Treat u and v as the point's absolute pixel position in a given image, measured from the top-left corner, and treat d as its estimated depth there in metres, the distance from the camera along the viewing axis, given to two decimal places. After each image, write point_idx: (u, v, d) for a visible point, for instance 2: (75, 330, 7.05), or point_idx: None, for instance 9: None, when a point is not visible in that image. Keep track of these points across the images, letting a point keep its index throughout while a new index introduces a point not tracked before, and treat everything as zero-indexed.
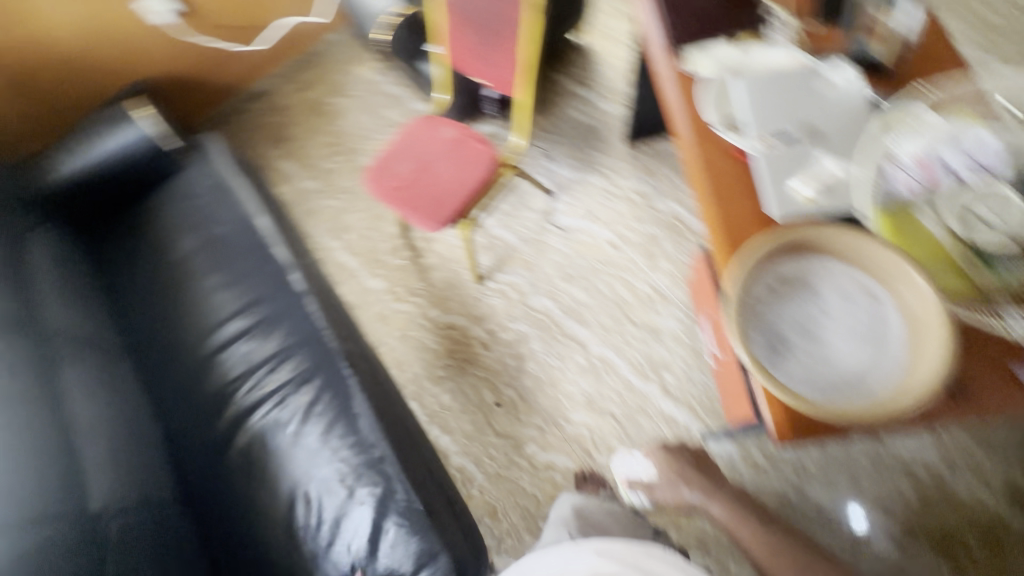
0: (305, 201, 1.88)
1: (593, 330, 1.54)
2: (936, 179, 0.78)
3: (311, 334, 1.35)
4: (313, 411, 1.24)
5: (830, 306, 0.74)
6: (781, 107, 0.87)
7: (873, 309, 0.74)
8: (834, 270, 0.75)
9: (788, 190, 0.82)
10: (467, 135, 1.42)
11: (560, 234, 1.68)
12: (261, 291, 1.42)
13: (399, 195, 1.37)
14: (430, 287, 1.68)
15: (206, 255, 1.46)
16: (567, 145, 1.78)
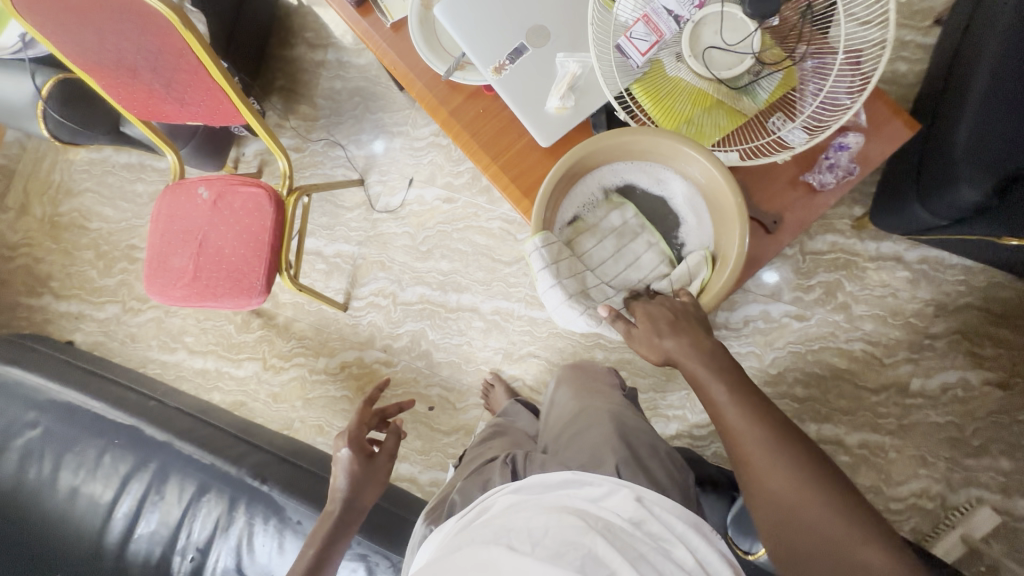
0: (116, 330, 1.60)
1: (473, 290, 1.48)
2: (662, 31, 0.72)
3: (198, 473, 1.19)
4: (250, 539, 1.15)
5: (613, 218, 0.77)
6: (491, 23, 0.77)
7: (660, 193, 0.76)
8: (608, 181, 0.76)
9: (541, 112, 0.76)
10: (226, 185, 1.19)
11: (391, 215, 1.54)
12: (111, 462, 1.20)
13: (196, 288, 1.17)
14: (303, 341, 1.53)
15: (18, 464, 1.21)
16: (346, 121, 1.57)
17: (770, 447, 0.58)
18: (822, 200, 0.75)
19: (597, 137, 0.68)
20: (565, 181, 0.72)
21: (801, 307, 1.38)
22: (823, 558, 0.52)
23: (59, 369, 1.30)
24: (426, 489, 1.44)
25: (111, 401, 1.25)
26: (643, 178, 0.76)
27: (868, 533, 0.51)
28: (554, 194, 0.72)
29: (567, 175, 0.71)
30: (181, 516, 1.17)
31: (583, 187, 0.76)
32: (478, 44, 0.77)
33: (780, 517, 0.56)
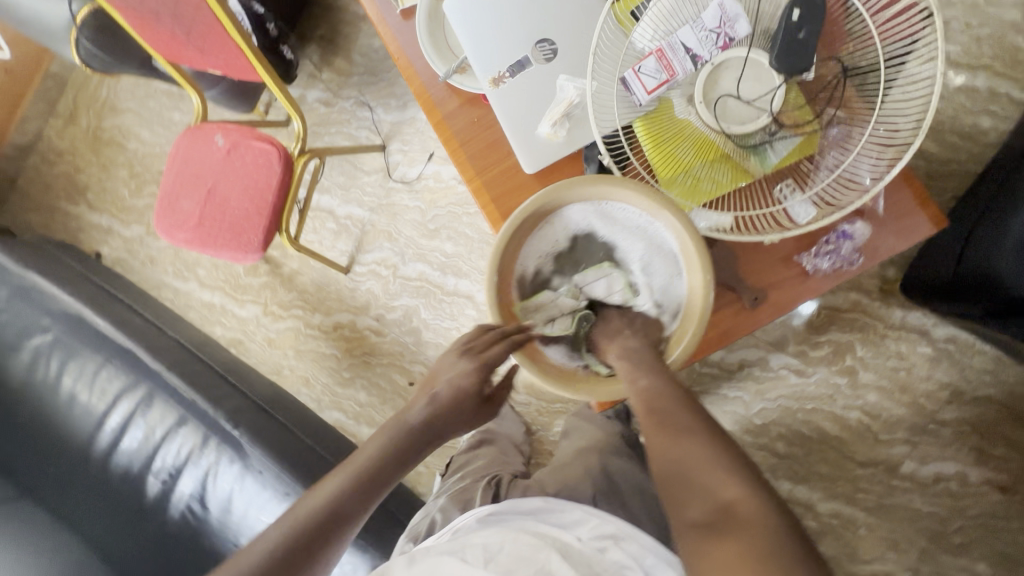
0: (138, 251, 1.68)
1: (471, 278, 1.47)
2: (675, 70, 0.65)
3: (182, 402, 1.27)
4: (217, 471, 1.22)
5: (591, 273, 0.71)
6: (496, 27, 0.71)
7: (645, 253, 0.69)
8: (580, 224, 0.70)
9: (531, 134, 0.72)
10: (241, 136, 1.20)
11: (406, 187, 1.52)
12: (109, 376, 1.30)
13: (200, 233, 1.21)
14: (304, 295, 1.58)
15: (32, 362, 1.32)
16: (377, 82, 1.54)
17: (662, 413, 0.60)
18: (812, 284, 0.72)
19: (566, 184, 0.65)
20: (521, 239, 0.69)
21: (804, 362, 1.30)
22: (698, 501, 0.54)
23: (75, 282, 1.38)
24: None
25: (116, 322, 1.33)
26: (610, 220, 0.69)
27: (742, 475, 0.54)
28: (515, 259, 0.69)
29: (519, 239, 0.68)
30: (160, 439, 1.26)
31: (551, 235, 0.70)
32: (478, 49, 0.72)
33: (667, 471, 0.58)
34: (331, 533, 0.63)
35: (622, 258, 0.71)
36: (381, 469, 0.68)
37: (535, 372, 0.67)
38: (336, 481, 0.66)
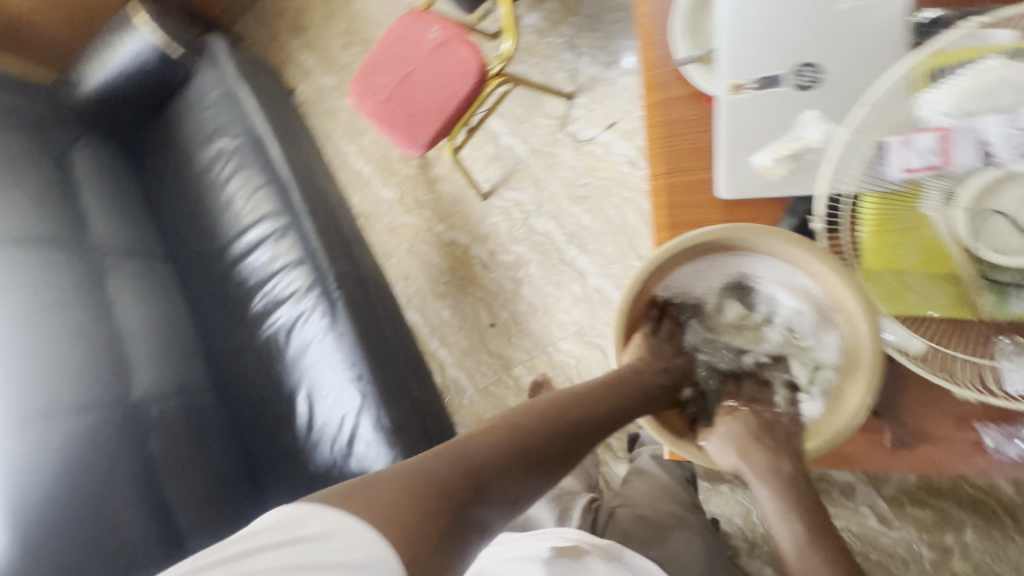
0: (323, 100, 1.83)
1: (592, 257, 1.45)
2: (953, 160, 0.55)
3: (308, 247, 1.40)
4: (310, 319, 1.36)
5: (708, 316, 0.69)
6: (768, 31, 0.63)
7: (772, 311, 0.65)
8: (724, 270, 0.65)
9: (745, 159, 0.65)
10: (455, 36, 1.23)
11: (572, 144, 1.49)
12: (264, 198, 1.46)
13: (383, 111, 1.28)
14: (437, 202, 1.64)
15: (215, 158, 1.52)
16: (595, 31, 1.49)
17: (804, 525, 0.57)
18: (973, 460, 0.61)
19: (757, 228, 0.59)
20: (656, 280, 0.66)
21: (893, 511, 1.14)
22: None
23: (269, 106, 1.53)
24: (446, 380, 1.56)
25: (285, 156, 1.47)
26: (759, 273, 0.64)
27: None
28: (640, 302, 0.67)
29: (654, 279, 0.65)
30: (280, 268, 1.42)
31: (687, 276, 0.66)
32: (735, 46, 0.64)
33: None
34: (545, 466, 0.63)
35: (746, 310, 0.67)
36: (590, 420, 0.66)
37: (648, 424, 0.65)
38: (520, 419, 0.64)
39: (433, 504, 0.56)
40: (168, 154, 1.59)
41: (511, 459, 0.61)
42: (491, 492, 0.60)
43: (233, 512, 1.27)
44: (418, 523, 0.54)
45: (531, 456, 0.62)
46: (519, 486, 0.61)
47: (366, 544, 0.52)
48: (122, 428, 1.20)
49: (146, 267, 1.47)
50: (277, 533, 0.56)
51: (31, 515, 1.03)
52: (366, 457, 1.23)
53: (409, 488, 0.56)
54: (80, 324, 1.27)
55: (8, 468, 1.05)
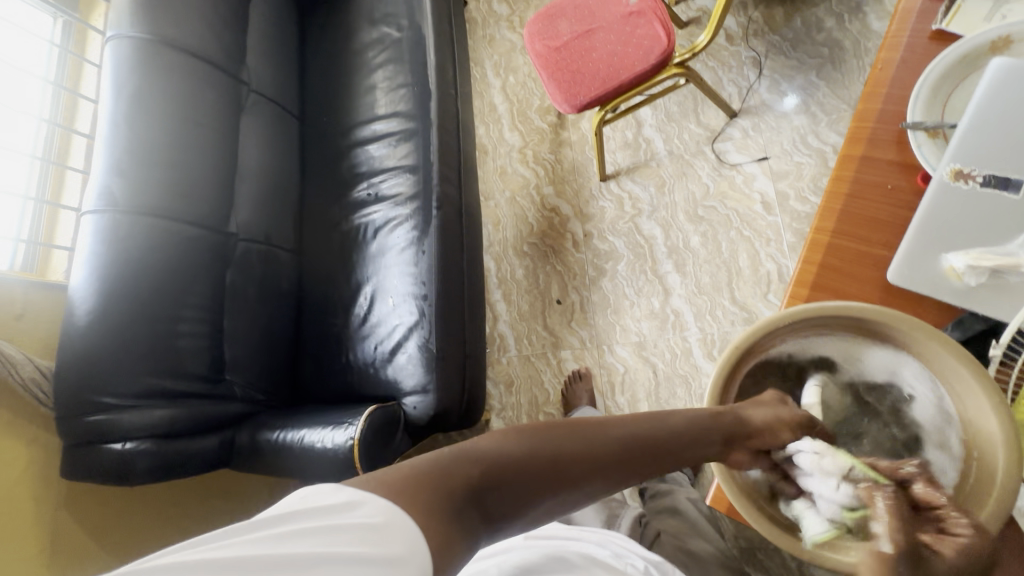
0: (488, 25, 1.81)
1: (684, 280, 1.40)
2: None
3: (423, 157, 1.41)
4: (400, 224, 1.39)
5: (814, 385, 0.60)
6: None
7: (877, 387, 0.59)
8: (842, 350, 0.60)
9: (932, 252, 0.59)
10: (652, 10, 1.17)
11: (713, 163, 1.42)
12: (403, 95, 1.48)
13: (550, 57, 1.24)
14: (556, 165, 1.62)
15: (375, 41, 1.55)
16: (788, 59, 1.39)
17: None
18: None
19: (915, 323, 0.53)
20: (762, 346, 0.60)
21: None
22: None
23: (442, 11, 1.52)
24: (493, 333, 1.58)
25: (438, 64, 1.46)
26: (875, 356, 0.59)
27: None
28: (742, 369, 0.60)
29: (764, 343, 0.59)
30: (393, 167, 1.45)
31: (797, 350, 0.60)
32: (980, 130, 0.57)
33: None
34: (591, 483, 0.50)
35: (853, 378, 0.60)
36: (649, 449, 0.53)
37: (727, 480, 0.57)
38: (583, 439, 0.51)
39: (449, 495, 0.45)
40: (335, 20, 1.64)
41: (544, 463, 0.49)
42: (514, 495, 0.48)
43: (270, 365, 1.36)
44: (434, 513, 0.43)
45: (571, 471, 0.50)
46: (544, 495, 0.49)
47: (388, 523, 0.42)
48: (212, 251, 1.29)
49: (277, 117, 1.53)
50: (302, 502, 0.44)
51: (119, 291, 1.14)
52: (400, 370, 1.28)
53: (424, 477, 0.45)
54: (208, 145, 1.34)
55: (112, 246, 1.15)
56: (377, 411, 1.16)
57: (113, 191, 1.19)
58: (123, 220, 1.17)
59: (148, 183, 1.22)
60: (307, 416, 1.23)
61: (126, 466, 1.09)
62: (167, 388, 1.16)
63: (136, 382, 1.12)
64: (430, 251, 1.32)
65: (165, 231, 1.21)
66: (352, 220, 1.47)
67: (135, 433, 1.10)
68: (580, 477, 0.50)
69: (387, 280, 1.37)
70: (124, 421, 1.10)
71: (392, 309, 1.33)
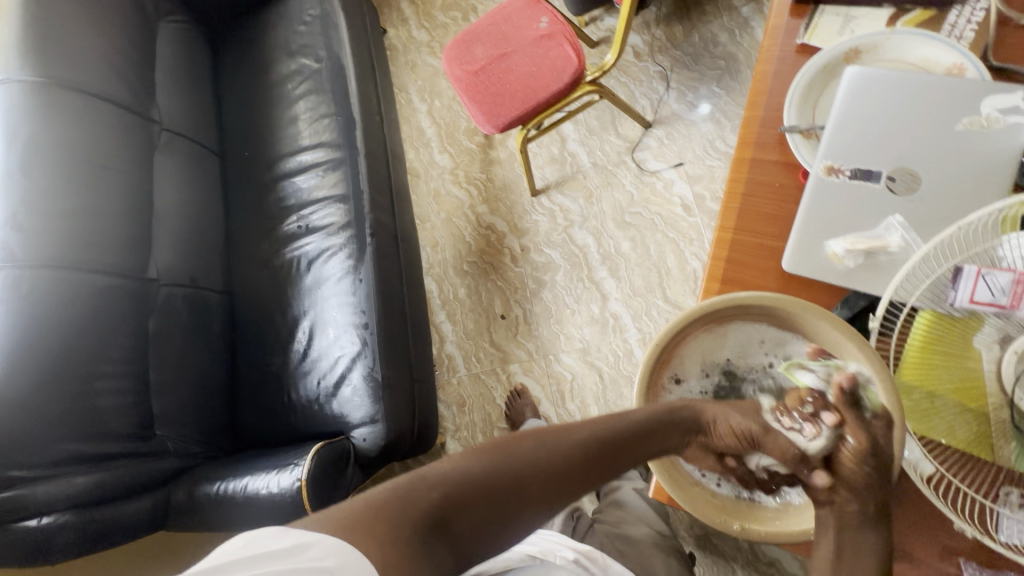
0: (410, 52, 1.84)
1: (619, 283, 1.46)
2: (1019, 305, 0.55)
3: (352, 185, 1.40)
4: (334, 254, 1.36)
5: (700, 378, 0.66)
6: (880, 128, 0.63)
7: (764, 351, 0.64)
8: (742, 346, 0.65)
9: (816, 240, 0.65)
10: (562, 33, 1.23)
11: (634, 171, 1.50)
12: (327, 124, 1.47)
13: (471, 81, 1.28)
14: (488, 183, 1.65)
15: (294, 72, 1.54)
16: (691, 73, 1.50)
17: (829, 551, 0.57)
18: None
19: (808, 306, 0.59)
20: (670, 354, 0.65)
21: None
22: None
23: (360, 40, 1.53)
24: (441, 355, 1.58)
25: (361, 92, 1.46)
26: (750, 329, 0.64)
27: None
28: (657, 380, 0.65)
29: (669, 354, 0.65)
30: (322, 197, 1.43)
31: (698, 356, 0.66)
32: (845, 129, 0.65)
33: None
34: (545, 485, 0.55)
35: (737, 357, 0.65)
36: (616, 450, 0.58)
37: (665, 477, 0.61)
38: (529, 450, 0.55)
39: (410, 520, 0.49)
40: (249, 53, 1.61)
41: (508, 478, 0.53)
42: (472, 515, 0.52)
43: (204, 416, 1.29)
44: (389, 540, 0.47)
45: (541, 477, 0.55)
46: (518, 507, 0.54)
47: (339, 564, 0.45)
48: (130, 300, 1.22)
49: (194, 155, 1.48)
50: (246, 549, 0.48)
51: (26, 352, 1.04)
52: (346, 404, 1.25)
53: (380, 506, 0.49)
54: (117, 188, 1.27)
55: (12, 304, 1.06)
56: (325, 448, 1.13)
57: (10, 244, 1.10)
58: (26, 275, 1.09)
59: (49, 234, 1.13)
60: (246, 464, 1.18)
61: (47, 543, 1.00)
62: (87, 452, 1.07)
63: (50, 450, 1.03)
64: (369, 281, 1.31)
65: (75, 283, 1.13)
66: (283, 255, 1.43)
67: (52, 507, 1.01)
68: (549, 488, 0.55)
69: (325, 313, 1.34)
70: (38, 494, 1.01)
71: (333, 341, 1.30)
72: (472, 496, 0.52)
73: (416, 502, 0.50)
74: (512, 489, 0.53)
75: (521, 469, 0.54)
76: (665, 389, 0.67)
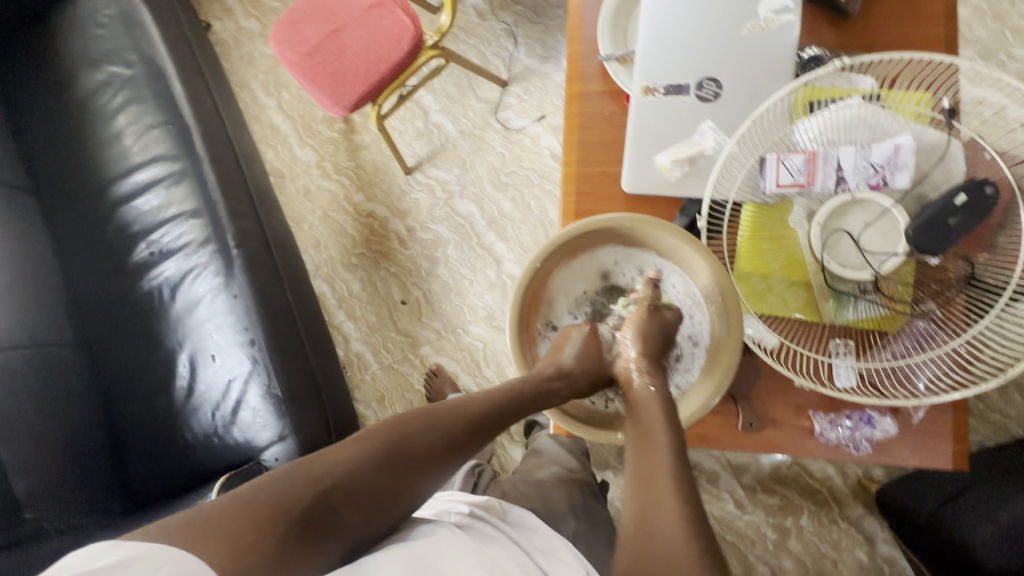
0: (244, 44, 1.69)
1: (508, 244, 1.47)
2: (815, 180, 0.62)
3: (201, 198, 1.28)
4: (198, 275, 1.25)
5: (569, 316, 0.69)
6: (681, 43, 0.68)
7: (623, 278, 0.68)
8: (598, 273, 0.68)
9: (648, 157, 0.69)
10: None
11: (501, 132, 1.50)
12: (157, 136, 1.32)
13: (307, 63, 1.20)
14: (358, 170, 1.58)
15: (104, 84, 1.35)
16: (536, 25, 1.51)
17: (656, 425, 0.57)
18: (809, 445, 0.67)
19: (645, 219, 0.62)
20: (537, 296, 0.67)
21: (748, 500, 1.26)
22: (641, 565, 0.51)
23: (175, 38, 1.37)
24: (348, 355, 1.52)
25: (189, 95, 1.32)
26: (606, 257, 0.67)
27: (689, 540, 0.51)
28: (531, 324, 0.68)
29: (536, 293, 0.67)
30: (171, 217, 1.29)
31: (563, 291, 0.69)
32: (651, 49, 0.68)
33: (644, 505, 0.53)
34: (430, 460, 0.61)
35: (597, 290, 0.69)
36: (504, 415, 0.63)
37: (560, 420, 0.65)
38: (415, 430, 0.61)
39: (280, 520, 0.54)
40: (43, 69, 1.39)
41: (391, 461, 0.59)
42: (351, 500, 0.58)
43: (92, 482, 1.16)
44: (256, 536, 0.53)
45: (421, 458, 0.60)
46: (399, 484, 0.60)
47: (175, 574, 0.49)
48: None
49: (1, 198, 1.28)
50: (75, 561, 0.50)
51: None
52: (247, 429, 1.16)
53: (255, 504, 0.54)
54: None
55: None
56: (233, 479, 1.05)
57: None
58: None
59: None
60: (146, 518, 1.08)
61: None
62: None
63: None
64: (243, 295, 1.21)
65: None
66: (141, 289, 1.28)
67: None
68: (437, 460, 0.61)
69: (203, 340, 1.23)
70: None
71: (219, 368, 1.20)
72: (349, 481, 0.58)
73: (288, 498, 0.55)
74: (393, 470, 0.59)
75: (406, 450, 0.60)
76: (541, 336, 0.69)
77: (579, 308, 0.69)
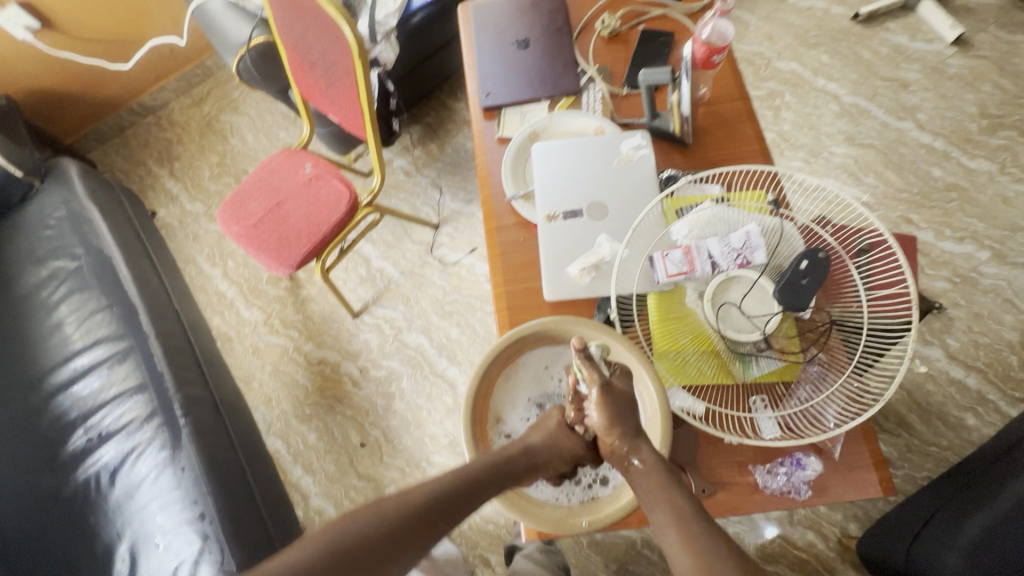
0: (189, 224, 1.82)
1: (461, 367, 1.53)
2: (696, 267, 0.75)
3: (146, 372, 1.27)
4: (143, 453, 1.19)
5: (521, 421, 0.74)
6: (569, 180, 0.85)
7: (561, 377, 0.76)
8: (537, 376, 0.76)
9: (561, 271, 0.82)
10: (327, 172, 1.37)
11: (439, 266, 1.65)
12: (101, 319, 1.34)
13: (252, 234, 1.32)
14: (306, 321, 1.64)
15: (47, 279, 1.40)
16: (457, 175, 1.75)
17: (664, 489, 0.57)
18: (758, 499, 0.72)
19: (567, 319, 0.73)
20: (486, 409, 0.73)
21: None
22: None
23: (123, 227, 1.47)
24: (309, 513, 1.44)
25: (136, 277, 1.38)
26: (540, 361, 0.76)
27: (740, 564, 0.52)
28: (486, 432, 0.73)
29: (484, 403, 0.73)
30: (113, 397, 1.26)
31: (511, 398, 0.75)
32: (546, 186, 0.85)
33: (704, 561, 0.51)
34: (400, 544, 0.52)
35: (540, 392, 0.76)
36: (474, 487, 0.59)
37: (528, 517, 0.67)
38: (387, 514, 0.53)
39: None
40: None
41: (358, 553, 0.51)
42: None
43: None
44: None
45: (393, 545, 0.52)
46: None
47: None
48: None
49: None
50: None
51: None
52: None
53: None
54: None
55: None
56: None
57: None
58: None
59: None
60: None
61: None
62: None
63: None
64: (193, 465, 1.16)
65: None
66: (75, 482, 1.20)
67: None
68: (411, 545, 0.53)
69: (147, 525, 1.14)
70: None
71: (166, 553, 1.10)
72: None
73: None
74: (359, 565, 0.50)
75: (375, 539, 0.52)
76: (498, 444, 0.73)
77: (529, 412, 0.75)
